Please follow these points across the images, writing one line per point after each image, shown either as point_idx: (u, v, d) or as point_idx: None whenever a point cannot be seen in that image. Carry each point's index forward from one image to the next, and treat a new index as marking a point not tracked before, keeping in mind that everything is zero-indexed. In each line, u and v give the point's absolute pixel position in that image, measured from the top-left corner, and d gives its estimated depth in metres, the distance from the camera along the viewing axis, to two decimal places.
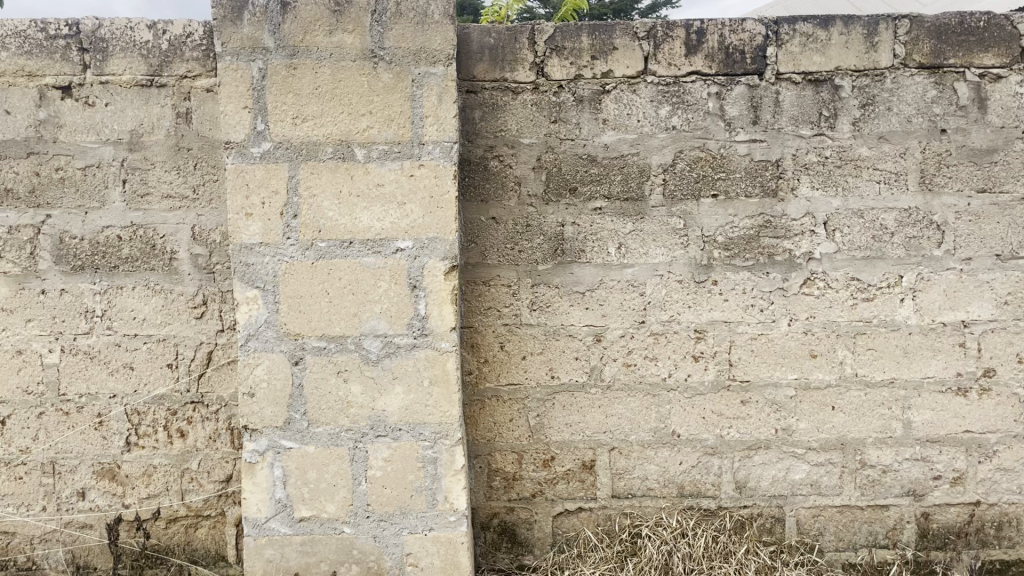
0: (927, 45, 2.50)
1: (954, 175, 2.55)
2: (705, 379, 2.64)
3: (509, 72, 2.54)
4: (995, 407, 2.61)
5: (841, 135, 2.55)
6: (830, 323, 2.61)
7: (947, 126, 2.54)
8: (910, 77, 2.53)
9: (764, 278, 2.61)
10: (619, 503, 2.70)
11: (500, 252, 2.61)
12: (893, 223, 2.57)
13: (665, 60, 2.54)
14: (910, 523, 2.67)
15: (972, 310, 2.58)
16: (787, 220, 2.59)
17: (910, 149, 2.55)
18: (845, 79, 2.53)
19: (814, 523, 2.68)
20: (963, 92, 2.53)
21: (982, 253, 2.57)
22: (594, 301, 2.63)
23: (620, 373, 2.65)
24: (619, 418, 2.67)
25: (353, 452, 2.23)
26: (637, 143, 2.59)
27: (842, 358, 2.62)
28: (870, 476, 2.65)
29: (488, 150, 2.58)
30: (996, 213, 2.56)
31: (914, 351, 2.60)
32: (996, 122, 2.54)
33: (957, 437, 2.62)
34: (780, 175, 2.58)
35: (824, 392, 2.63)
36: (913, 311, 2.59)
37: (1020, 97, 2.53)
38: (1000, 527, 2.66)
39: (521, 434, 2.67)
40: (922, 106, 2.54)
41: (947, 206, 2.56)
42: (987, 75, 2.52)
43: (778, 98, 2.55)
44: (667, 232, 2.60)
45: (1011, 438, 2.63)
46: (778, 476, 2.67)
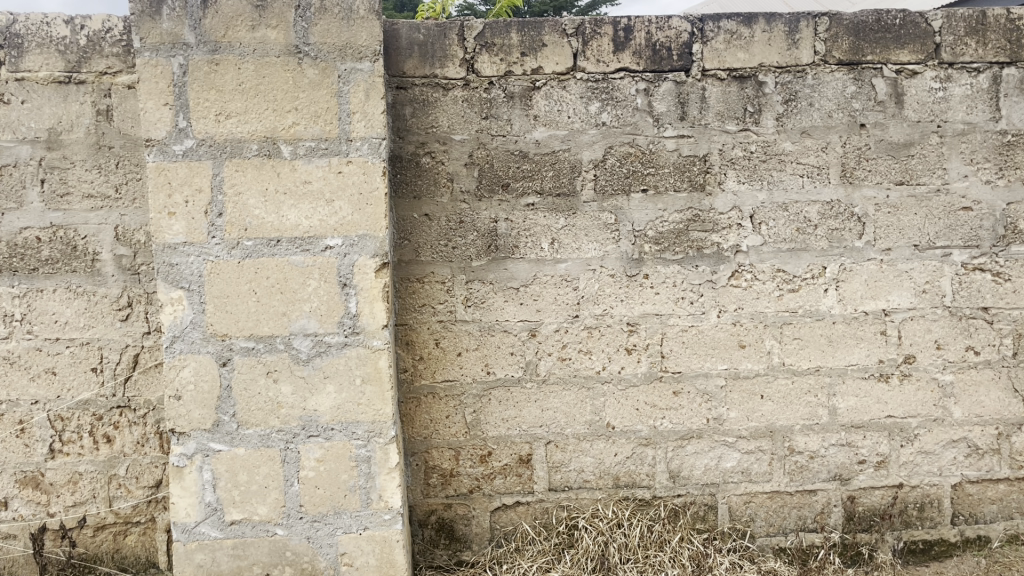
0: (846, 42, 2.58)
1: (874, 168, 2.63)
2: (638, 371, 2.68)
3: (439, 68, 2.54)
4: (916, 392, 2.70)
5: (766, 130, 2.61)
6: (758, 313, 2.67)
7: (866, 121, 2.62)
8: (830, 73, 2.60)
9: (693, 272, 2.65)
10: (556, 496, 2.72)
11: (433, 249, 2.60)
12: (816, 215, 2.64)
13: (594, 57, 2.57)
14: (837, 506, 2.75)
15: (892, 299, 2.67)
16: (714, 214, 2.64)
17: (832, 143, 2.62)
18: (768, 76, 2.59)
19: (745, 509, 2.75)
20: (880, 87, 2.60)
21: (901, 243, 2.65)
22: (528, 296, 2.64)
23: (555, 367, 2.67)
24: (555, 412, 2.69)
25: (284, 453, 2.21)
26: (568, 139, 2.61)
27: (770, 348, 2.68)
28: (798, 462, 2.72)
29: (419, 147, 2.57)
30: (913, 205, 2.64)
31: (838, 339, 2.68)
32: (913, 117, 2.62)
33: (880, 422, 2.71)
34: (707, 170, 2.63)
35: (753, 381, 2.69)
36: (836, 301, 2.66)
37: (934, 93, 2.61)
38: (922, 508, 2.75)
39: (457, 431, 2.68)
40: (843, 101, 2.61)
41: (867, 198, 2.64)
42: (904, 71, 2.60)
43: (704, 94, 2.60)
44: (599, 227, 2.63)
45: (931, 422, 2.72)
46: (711, 465, 2.73)
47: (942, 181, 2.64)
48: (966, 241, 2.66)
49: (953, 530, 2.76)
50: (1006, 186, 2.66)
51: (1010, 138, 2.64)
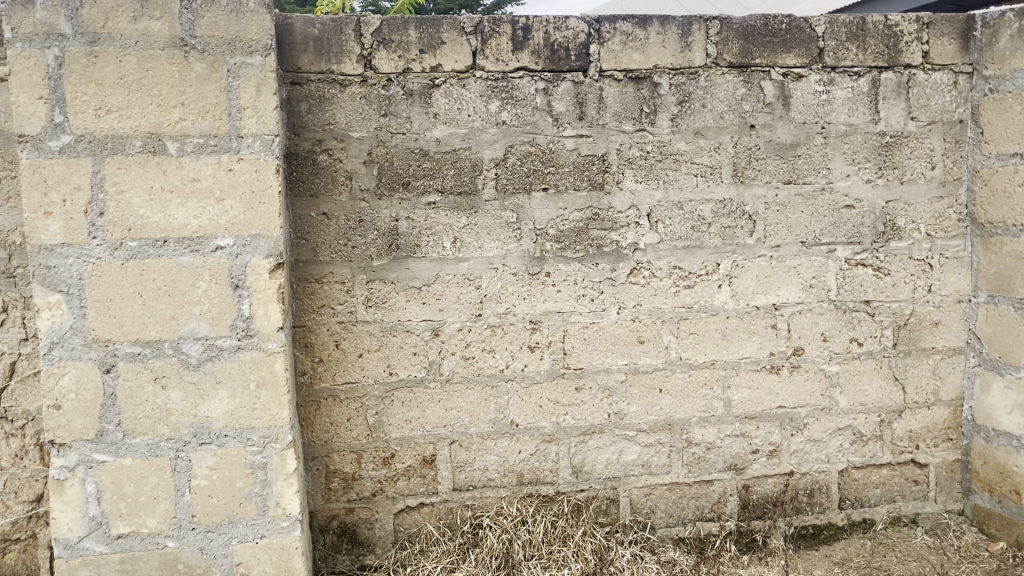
0: (736, 45, 2.66)
1: (764, 168, 2.73)
2: (541, 368, 2.70)
3: (335, 64, 2.49)
4: (804, 383, 2.81)
5: (661, 131, 2.67)
6: (656, 310, 2.73)
7: (756, 122, 2.71)
8: (722, 76, 2.67)
9: (593, 269, 2.69)
10: (460, 496, 2.71)
11: (332, 248, 2.55)
12: (710, 214, 2.72)
13: (493, 55, 2.57)
14: (732, 495, 2.84)
15: (781, 294, 2.77)
16: (613, 213, 2.68)
17: (724, 143, 2.70)
18: (663, 77, 2.65)
19: (646, 501, 2.80)
20: (768, 90, 2.70)
21: (789, 240, 2.76)
22: (430, 296, 2.62)
23: (458, 366, 2.66)
24: (458, 412, 2.68)
25: (175, 462, 2.13)
26: (468, 137, 2.60)
27: (668, 343, 2.74)
28: (696, 454, 2.80)
29: (316, 144, 2.52)
30: (800, 203, 2.75)
31: (732, 333, 2.76)
32: (800, 119, 2.72)
33: (772, 412, 2.81)
34: (606, 169, 2.67)
35: (651, 375, 2.75)
36: (729, 296, 2.75)
37: (819, 96, 2.72)
38: (812, 494, 2.87)
39: (359, 434, 2.64)
40: (734, 103, 2.69)
41: (757, 197, 2.73)
42: (790, 74, 2.70)
43: (602, 94, 2.64)
44: (501, 225, 2.64)
45: (819, 411, 2.83)
46: (612, 459, 2.77)
47: (827, 180, 2.75)
48: (850, 238, 2.78)
49: (841, 514, 2.89)
50: (886, 185, 2.78)
51: (889, 139, 2.76)
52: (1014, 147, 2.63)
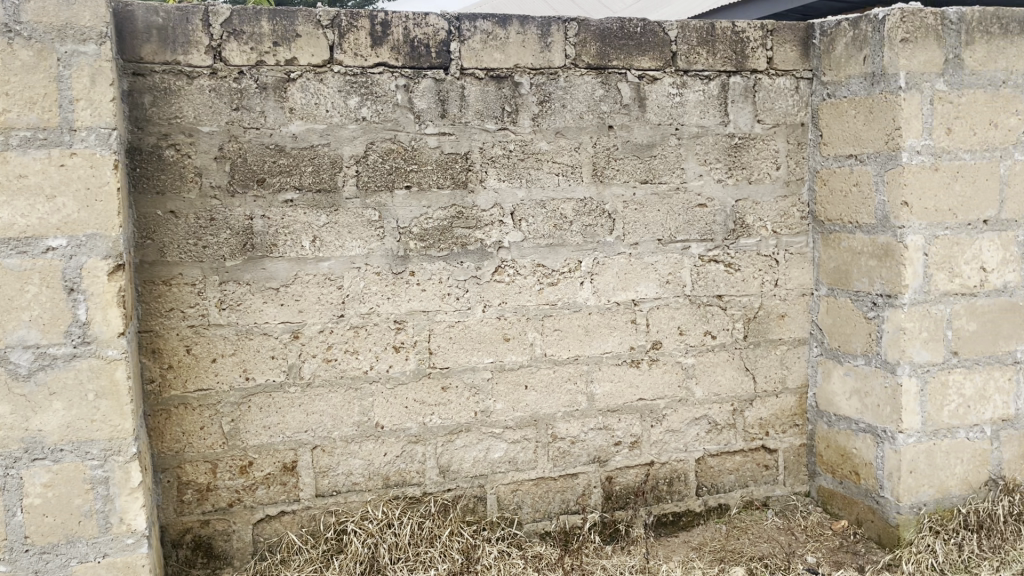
0: (593, 47, 2.71)
1: (622, 168, 2.80)
2: (406, 368, 2.67)
3: (182, 55, 2.37)
4: (663, 375, 2.91)
5: (523, 130, 2.69)
6: (520, 307, 2.75)
7: (614, 123, 2.77)
8: (580, 77, 2.72)
9: (458, 268, 2.68)
10: (323, 502, 2.64)
11: (181, 248, 2.43)
12: (572, 212, 2.77)
13: (351, 50, 2.51)
14: (596, 487, 2.90)
15: (640, 290, 2.85)
16: (477, 211, 2.68)
17: (584, 143, 2.75)
18: (523, 77, 2.67)
19: (512, 497, 2.82)
20: (625, 91, 2.77)
21: (647, 238, 2.84)
22: (289, 297, 2.54)
23: (320, 369, 2.59)
24: (320, 415, 2.61)
25: (3, 480, 1.96)
26: (326, 133, 2.53)
27: (532, 340, 2.77)
28: (561, 448, 2.84)
29: (162, 139, 2.39)
30: (657, 202, 2.84)
31: (594, 329, 2.82)
32: (655, 120, 2.81)
33: (633, 405, 2.89)
34: (469, 168, 2.66)
35: (517, 372, 2.77)
36: (591, 293, 2.81)
37: (673, 98, 2.82)
38: (671, 483, 2.97)
39: (213, 442, 2.53)
40: (592, 104, 2.75)
41: (617, 195, 2.80)
42: (645, 76, 2.78)
43: (463, 93, 2.63)
44: (362, 224, 2.58)
45: (677, 402, 2.94)
46: (479, 457, 2.77)
47: (681, 179, 2.86)
48: (703, 235, 2.90)
49: (698, 500, 3.00)
50: (735, 184, 2.91)
51: (738, 141, 2.89)
52: (849, 149, 2.80)
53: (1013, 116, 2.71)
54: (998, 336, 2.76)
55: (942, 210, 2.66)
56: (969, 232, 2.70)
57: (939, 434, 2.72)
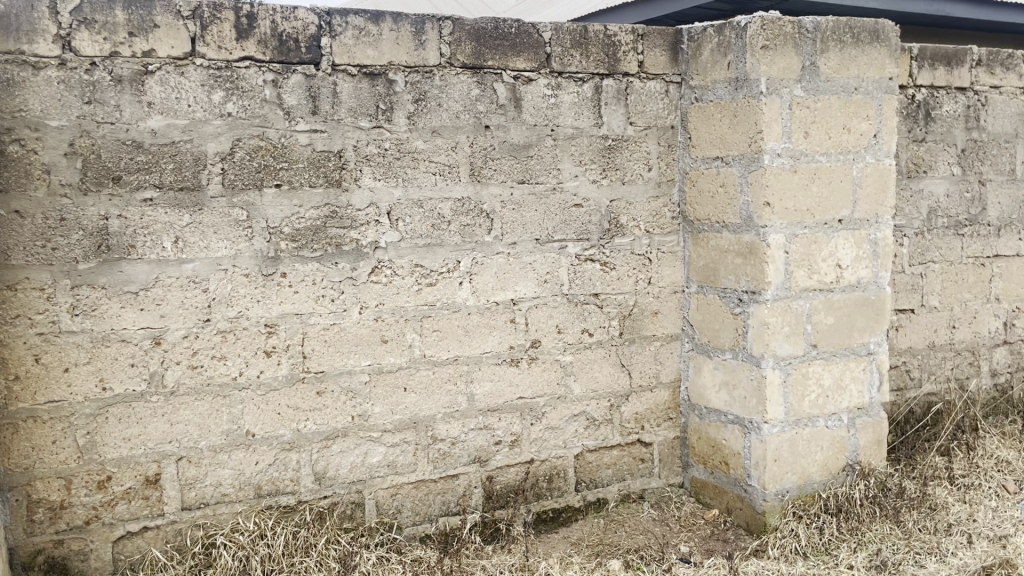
0: (468, 46, 2.71)
1: (499, 168, 2.80)
2: (278, 374, 2.58)
3: (27, 44, 2.23)
4: (541, 373, 2.93)
5: (398, 128, 2.65)
6: (398, 309, 2.71)
7: (490, 123, 2.77)
8: (456, 75, 2.71)
9: (332, 269, 2.61)
10: (190, 515, 2.53)
11: (27, 250, 2.29)
12: (449, 212, 2.75)
13: (215, 43, 2.41)
14: (477, 487, 2.88)
15: (519, 290, 2.86)
16: (351, 211, 2.63)
17: (460, 143, 2.74)
18: (397, 74, 2.63)
19: (392, 502, 2.77)
20: (501, 91, 2.77)
21: (525, 237, 2.86)
22: (149, 301, 2.41)
23: (185, 376, 2.47)
24: (186, 425, 2.49)
25: None
26: (189, 129, 2.42)
27: (411, 341, 2.73)
28: (440, 450, 2.82)
29: (4, 133, 2.24)
30: (534, 202, 2.86)
31: (473, 329, 2.81)
32: (531, 121, 2.83)
33: (512, 404, 2.90)
34: (343, 166, 2.60)
35: (395, 374, 2.73)
36: (470, 293, 2.80)
37: (548, 99, 2.84)
38: (551, 479, 2.99)
39: (67, 457, 2.38)
40: (468, 103, 2.74)
41: (494, 195, 2.80)
42: (520, 77, 2.79)
43: (335, 89, 2.57)
44: (229, 224, 2.48)
45: (556, 400, 2.97)
46: (357, 462, 2.71)
47: (557, 180, 2.89)
48: (579, 235, 2.94)
49: (577, 496, 3.03)
50: (609, 185, 2.97)
51: (611, 142, 2.95)
52: (716, 151, 2.90)
53: (864, 121, 2.88)
54: (853, 329, 2.92)
55: (801, 210, 2.79)
56: (826, 231, 2.84)
57: (801, 423, 2.86)
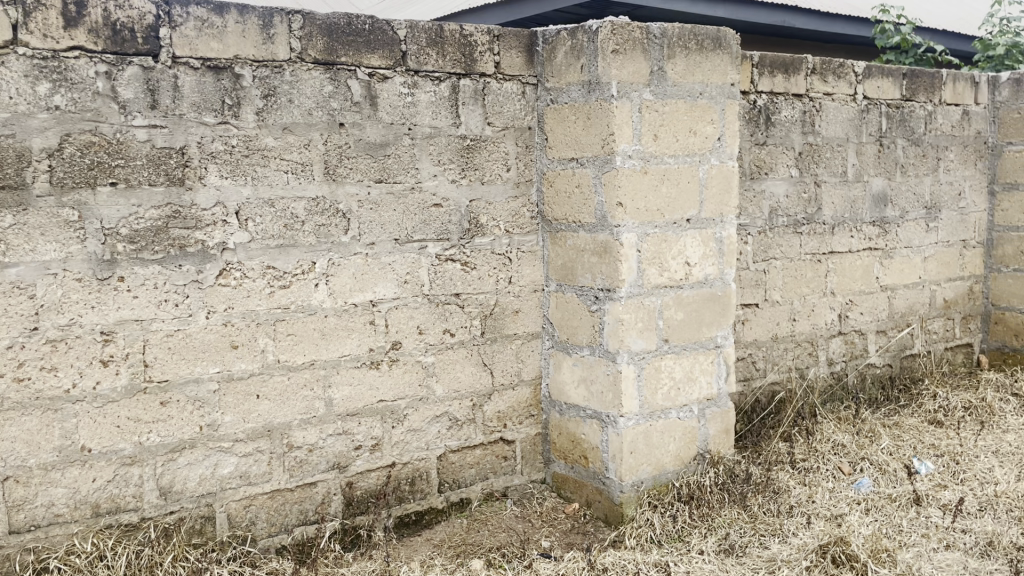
0: (320, 41, 2.64)
1: (355, 166, 2.74)
2: (116, 384, 2.43)
3: None
4: (403, 375, 2.89)
5: (246, 125, 2.55)
6: (249, 312, 2.60)
7: (345, 121, 2.71)
8: (307, 71, 2.63)
9: (176, 272, 2.49)
10: (19, 539, 2.36)
11: None
12: (302, 212, 2.67)
13: (39, 31, 2.25)
14: (336, 494, 2.81)
15: (377, 291, 2.81)
16: (196, 210, 2.50)
17: (313, 141, 2.66)
18: (245, 68, 2.53)
19: (245, 513, 2.67)
20: (355, 89, 2.72)
21: (382, 238, 2.81)
22: None
23: (10, 390, 2.30)
24: (11, 442, 2.32)
25: None
26: (10, 122, 2.25)
27: (263, 346, 2.64)
28: (297, 458, 2.73)
29: None
30: (391, 202, 2.82)
31: (330, 332, 2.74)
32: (387, 119, 2.78)
33: (372, 407, 2.84)
34: (186, 164, 2.47)
35: (247, 382, 2.62)
36: (326, 295, 2.72)
37: (404, 97, 2.81)
38: (413, 482, 2.95)
39: None
40: (321, 100, 2.66)
41: (350, 194, 2.74)
42: (375, 74, 2.75)
43: (177, 83, 2.44)
44: (58, 225, 2.32)
45: (418, 402, 2.93)
46: (206, 474, 2.59)
47: (415, 179, 2.86)
48: (438, 235, 2.92)
49: (440, 498, 3.00)
50: (468, 184, 2.97)
51: (469, 142, 2.95)
52: (571, 152, 2.96)
53: (709, 125, 3.01)
54: (701, 324, 3.05)
55: (652, 210, 2.89)
56: (674, 230, 2.95)
57: (654, 416, 2.96)
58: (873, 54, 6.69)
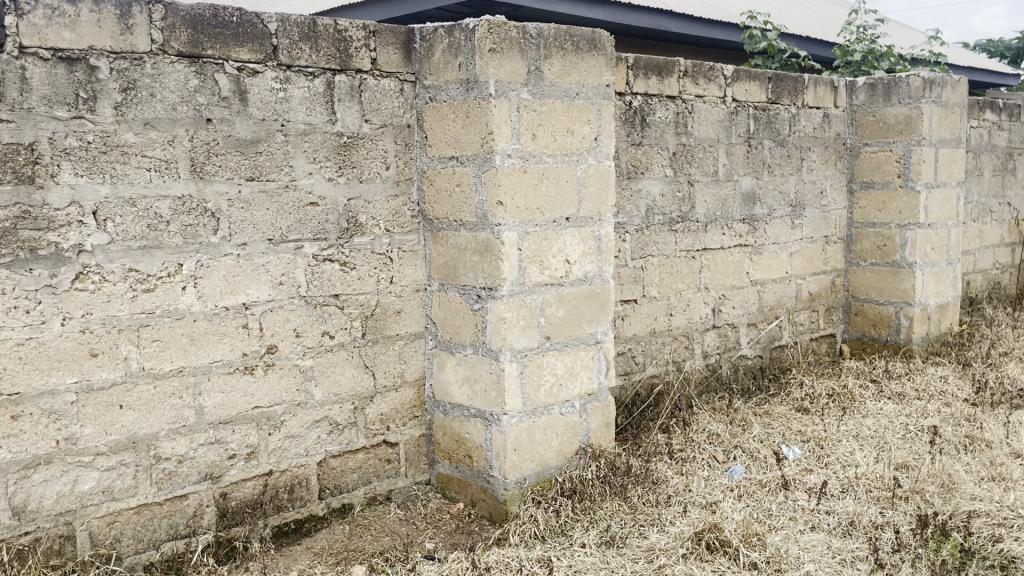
0: (184, 33, 2.52)
1: (224, 164, 2.63)
2: None
3: None
4: (279, 380, 2.80)
5: (103, 119, 2.40)
6: (110, 318, 2.46)
7: (212, 116, 2.60)
8: (171, 64, 2.51)
9: (26, 276, 2.33)
10: None
11: None
12: (168, 211, 2.54)
13: None
14: (209, 506, 2.69)
15: (250, 293, 2.71)
16: (49, 210, 2.35)
17: (178, 137, 2.54)
18: (101, 60, 2.39)
19: (109, 531, 2.52)
20: (223, 83, 2.61)
21: (255, 238, 2.71)
22: None
23: None
24: None
25: None
26: None
27: (126, 353, 2.50)
28: (165, 470, 2.60)
29: None
30: (264, 201, 2.72)
31: (200, 337, 2.62)
32: (257, 115, 2.68)
33: (247, 414, 2.74)
34: (36, 161, 2.31)
35: (108, 392, 2.48)
36: (195, 298, 2.60)
37: (276, 93, 2.72)
38: (292, 490, 2.86)
39: None
40: (186, 94, 2.54)
41: (219, 193, 2.63)
42: (244, 69, 2.64)
43: (25, 74, 2.28)
44: None
45: (296, 407, 2.84)
46: (65, 491, 2.44)
47: (289, 177, 2.77)
48: (315, 234, 2.84)
49: (321, 504, 2.93)
50: (346, 183, 2.90)
51: (346, 139, 2.89)
52: (450, 150, 2.94)
53: (585, 125, 3.05)
54: (581, 321, 3.09)
55: (531, 209, 2.91)
56: (554, 229, 2.99)
57: (537, 412, 2.98)
58: (740, 56, 6.95)
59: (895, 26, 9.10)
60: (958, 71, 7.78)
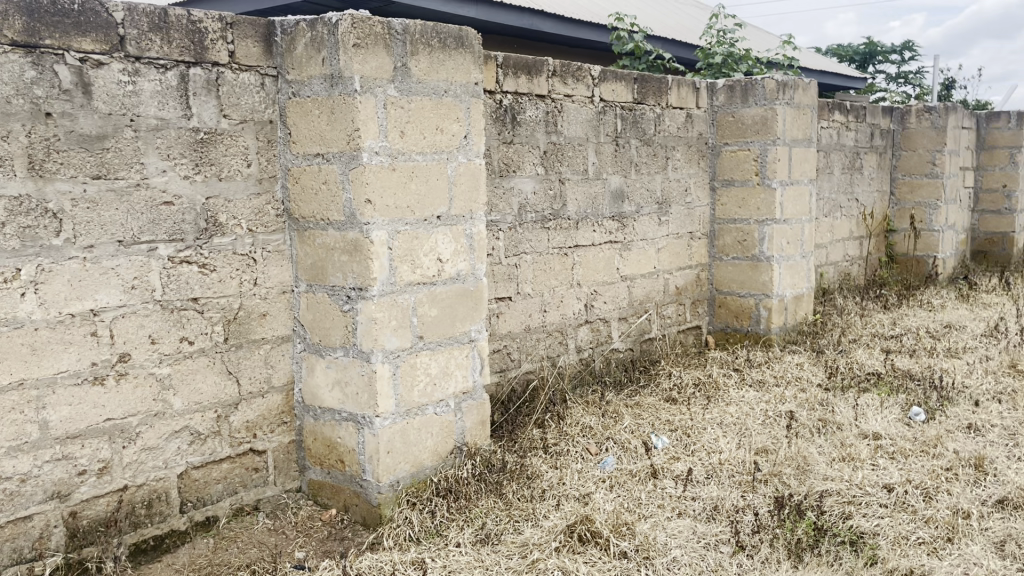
0: (17, 20, 2.33)
1: (67, 161, 2.46)
2: None
3: None
4: (134, 390, 2.65)
5: None
6: None
7: (52, 110, 2.42)
8: (2, 54, 2.32)
9: None
10: None
11: None
12: (2, 212, 2.35)
13: None
14: (56, 527, 2.52)
15: (99, 299, 2.55)
16: None
17: (14, 132, 2.35)
18: None
19: None
20: (63, 75, 2.43)
21: (104, 240, 2.55)
22: None
23: None
24: None
25: None
26: None
27: None
28: (6, 491, 2.41)
29: None
30: (113, 200, 2.56)
31: (43, 347, 2.45)
32: (103, 109, 2.52)
33: (99, 428, 2.58)
34: None
35: None
36: (36, 306, 2.42)
37: (124, 86, 2.56)
38: (150, 505, 2.71)
39: None
40: (22, 86, 2.36)
41: (61, 192, 2.46)
42: (88, 60, 2.48)
43: None
44: None
45: (153, 417, 2.70)
46: None
47: (141, 175, 2.62)
48: (170, 235, 2.70)
49: (183, 518, 2.79)
50: (203, 181, 2.77)
51: (203, 135, 2.76)
52: (316, 148, 2.86)
53: (454, 123, 3.03)
54: (455, 319, 3.07)
55: (401, 207, 2.86)
56: (425, 227, 2.95)
57: (411, 413, 2.93)
58: (611, 57, 7.17)
59: (753, 30, 9.59)
60: (809, 74, 8.26)
